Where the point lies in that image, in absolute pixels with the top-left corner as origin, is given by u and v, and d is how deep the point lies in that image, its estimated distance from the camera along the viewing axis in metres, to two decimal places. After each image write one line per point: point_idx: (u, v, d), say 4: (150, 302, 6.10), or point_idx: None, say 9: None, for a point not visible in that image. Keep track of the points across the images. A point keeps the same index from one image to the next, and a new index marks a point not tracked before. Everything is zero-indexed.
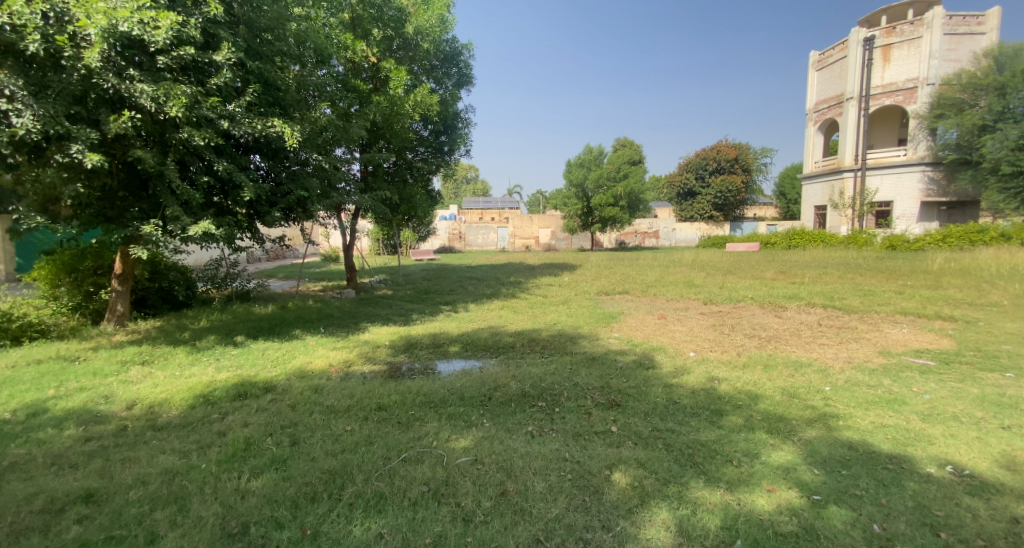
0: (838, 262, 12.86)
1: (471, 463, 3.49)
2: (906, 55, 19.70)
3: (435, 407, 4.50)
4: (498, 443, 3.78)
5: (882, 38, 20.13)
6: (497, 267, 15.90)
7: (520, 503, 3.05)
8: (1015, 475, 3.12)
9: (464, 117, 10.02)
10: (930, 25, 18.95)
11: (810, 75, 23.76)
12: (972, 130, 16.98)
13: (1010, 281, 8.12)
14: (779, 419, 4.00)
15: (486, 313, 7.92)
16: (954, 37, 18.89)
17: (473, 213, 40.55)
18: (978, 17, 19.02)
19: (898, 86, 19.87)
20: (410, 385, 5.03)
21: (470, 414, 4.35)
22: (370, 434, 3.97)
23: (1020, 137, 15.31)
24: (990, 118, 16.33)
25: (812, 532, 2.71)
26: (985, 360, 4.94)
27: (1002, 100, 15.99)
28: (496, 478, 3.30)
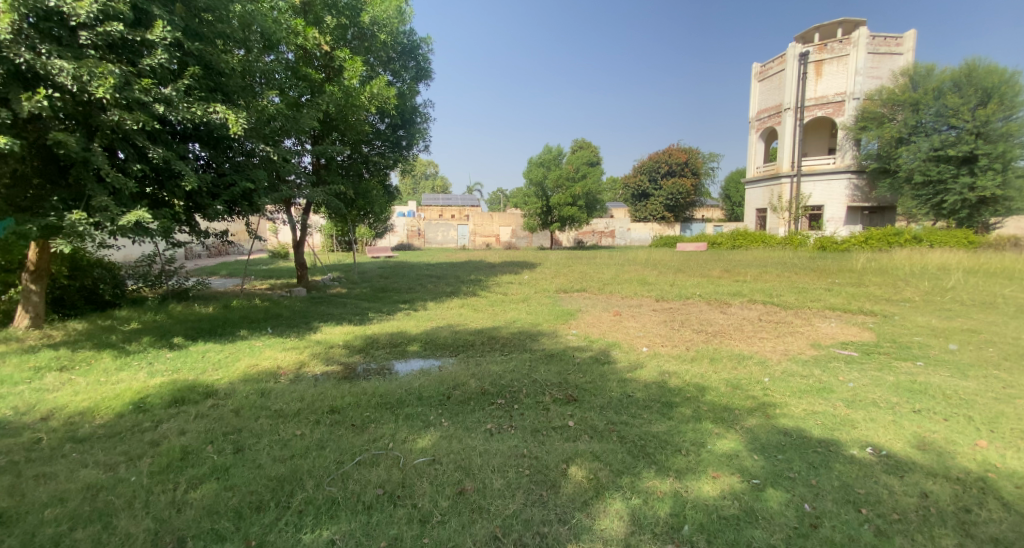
0: (778, 262, 13.84)
1: (428, 464, 3.47)
2: (835, 71, 21.37)
3: (392, 408, 4.43)
4: (457, 442, 3.77)
5: (815, 53, 21.72)
6: (456, 265, 15.82)
7: (478, 501, 3.06)
8: (924, 454, 3.49)
9: (422, 112, 9.88)
10: (857, 44, 20.63)
11: (752, 85, 25.21)
12: (891, 142, 18.73)
13: (921, 279, 9.05)
14: (723, 409, 4.26)
15: (445, 311, 7.86)
16: (877, 56, 20.65)
17: (432, 210, 40.16)
18: (898, 39, 20.88)
19: (829, 99, 21.51)
20: (366, 387, 4.91)
21: (428, 414, 4.31)
22: (321, 438, 3.85)
23: (930, 150, 17.08)
24: (906, 132, 18.06)
25: (751, 514, 2.91)
26: (900, 350, 5.47)
27: (916, 115, 17.61)
28: (454, 477, 3.30)
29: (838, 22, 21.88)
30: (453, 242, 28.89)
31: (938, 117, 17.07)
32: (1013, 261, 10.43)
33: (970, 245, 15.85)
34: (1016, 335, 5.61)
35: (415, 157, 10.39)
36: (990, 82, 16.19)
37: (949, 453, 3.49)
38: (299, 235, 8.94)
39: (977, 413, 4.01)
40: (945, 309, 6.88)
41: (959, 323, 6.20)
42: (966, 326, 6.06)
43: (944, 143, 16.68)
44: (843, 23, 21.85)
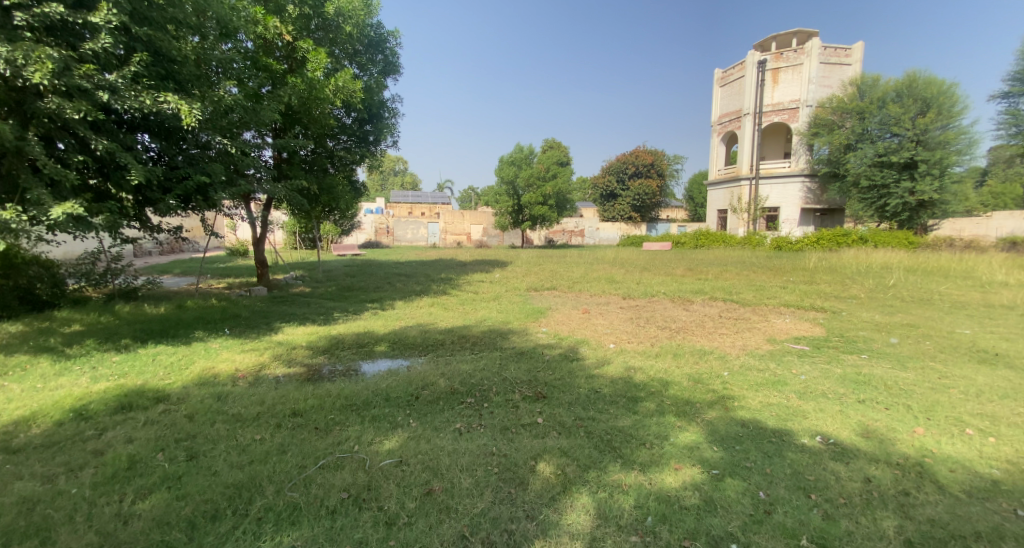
0: (736, 261, 14.45)
1: (394, 465, 3.41)
2: (790, 79, 22.37)
3: (357, 409, 4.33)
4: (425, 443, 3.73)
5: (772, 62, 22.68)
6: (426, 263, 15.68)
7: (446, 501, 3.04)
8: (867, 441, 3.72)
9: (390, 107, 9.70)
10: (810, 54, 21.68)
11: (714, 90, 26.08)
12: (840, 148, 19.91)
13: (866, 277, 9.67)
14: (686, 402, 4.41)
15: (415, 311, 7.75)
16: (828, 66, 21.80)
17: (401, 208, 39.72)
18: (847, 50, 22.11)
19: (784, 105, 22.51)
20: (330, 388, 4.79)
21: (396, 415, 4.24)
22: (282, 442, 3.72)
23: (875, 156, 18.30)
24: (853, 138, 19.24)
25: (711, 503, 3.02)
26: (846, 344, 5.82)
27: (862, 123, 18.75)
28: (421, 478, 3.26)
29: (792, 32, 22.86)
30: (423, 241, 28.48)
31: (882, 125, 18.21)
32: (948, 261, 11.29)
33: (910, 246, 17.10)
34: (950, 329, 6.08)
35: (383, 152, 10.19)
36: (928, 93, 17.36)
37: (890, 439, 3.74)
38: (260, 232, 8.61)
39: (915, 402, 4.31)
40: (887, 306, 7.37)
41: (899, 318, 6.65)
42: (905, 321, 6.52)
43: (888, 150, 17.90)
44: (796, 32, 22.79)
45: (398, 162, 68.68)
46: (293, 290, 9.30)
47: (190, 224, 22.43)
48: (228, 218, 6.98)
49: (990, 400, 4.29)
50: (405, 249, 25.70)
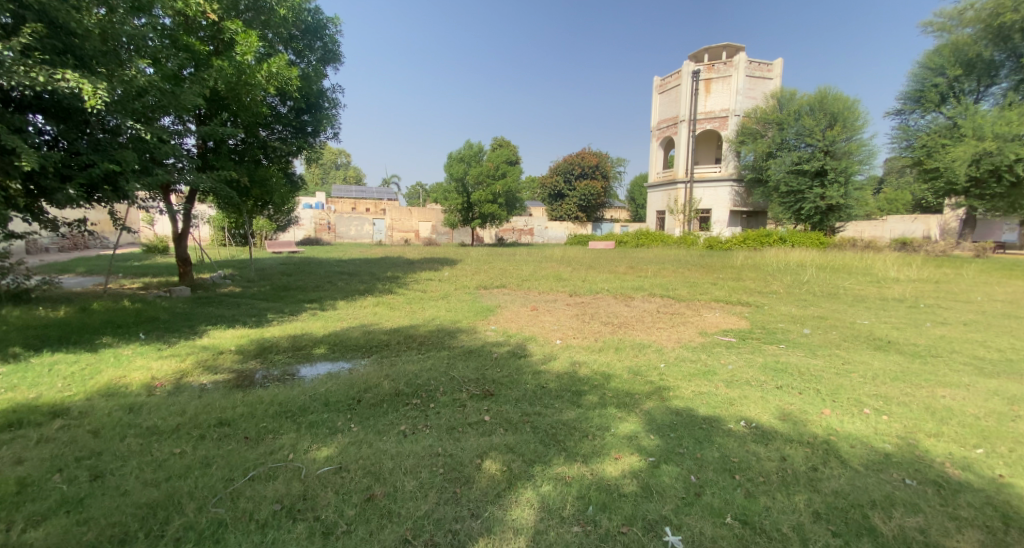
0: (673, 259, 15.30)
1: (334, 472, 3.22)
2: (721, 89, 23.87)
3: (293, 416, 4.07)
4: (367, 447, 3.55)
5: (705, 72, 24.06)
6: (370, 261, 15.17)
7: (388, 505, 2.91)
8: (784, 423, 3.90)
9: (331, 97, 9.32)
10: (737, 67, 23.22)
11: (653, 97, 27.21)
12: (762, 156, 21.73)
13: (785, 274, 10.62)
14: (626, 395, 4.52)
15: (358, 311, 7.45)
16: (752, 79, 23.46)
17: (344, 203, 38.33)
18: (768, 65, 23.75)
19: (716, 114, 23.96)
20: (263, 395, 4.47)
21: (335, 420, 4.02)
22: (206, 454, 3.40)
23: (793, 164, 20.21)
24: (774, 147, 21.07)
25: (647, 489, 3.06)
26: (767, 335, 6.35)
27: (782, 133, 20.62)
28: (362, 483, 3.10)
29: (722, 46, 24.50)
30: (368, 237, 28.37)
31: (798, 136, 20.18)
32: (852, 258, 12.66)
33: (821, 246, 18.98)
34: (852, 320, 6.82)
35: (323, 145, 9.77)
36: (836, 108, 19.36)
37: (802, 421, 3.93)
38: (182, 227, 7.93)
39: (823, 388, 4.63)
40: (801, 300, 8.12)
41: (812, 311, 7.35)
42: (816, 313, 7.22)
43: (802, 159, 19.86)
44: (725, 47, 24.60)
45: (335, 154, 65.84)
46: (221, 290, 8.63)
47: (98, 216, 20.23)
48: (144, 212, 6.34)
49: (884, 383, 4.71)
50: (347, 246, 24.69)
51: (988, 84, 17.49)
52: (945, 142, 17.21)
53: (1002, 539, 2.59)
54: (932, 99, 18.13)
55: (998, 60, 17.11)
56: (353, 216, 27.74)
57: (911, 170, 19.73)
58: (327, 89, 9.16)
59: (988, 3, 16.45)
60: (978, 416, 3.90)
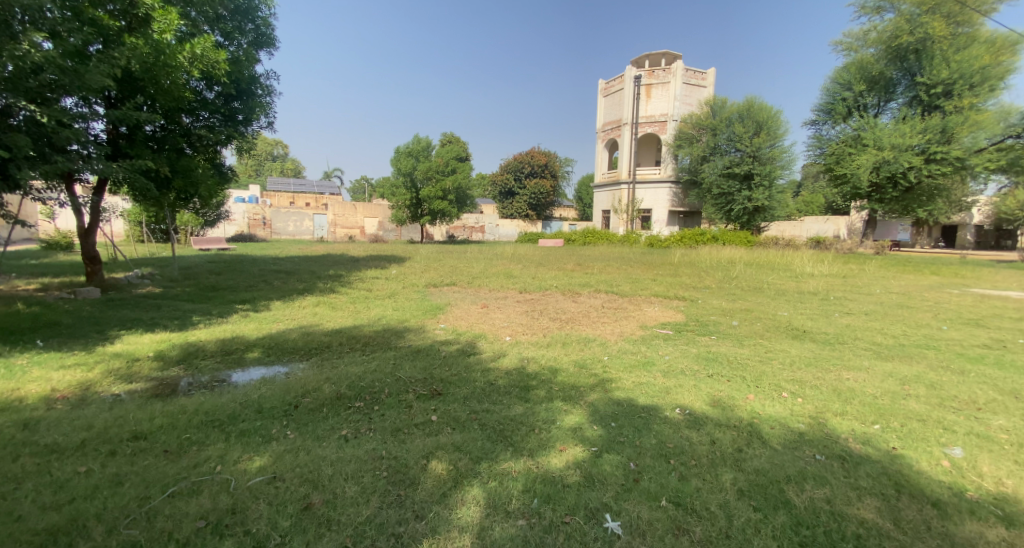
0: (618, 257, 15.86)
1: (267, 483, 2.94)
2: (660, 95, 24.87)
3: (222, 425, 3.69)
4: (304, 454, 3.26)
5: (646, 77, 24.97)
6: (310, 259, 14.50)
7: (327, 513, 2.68)
8: (715, 408, 3.98)
9: (265, 84, 8.84)
10: (675, 74, 24.27)
11: (598, 99, 27.90)
12: (698, 159, 23.09)
13: (719, 270, 11.35)
14: (572, 387, 4.54)
15: (297, 312, 7.08)
16: (689, 87, 24.64)
17: (281, 197, 36.33)
18: (703, 74, 24.97)
19: (655, 118, 24.99)
20: (186, 403, 4.04)
21: (270, 427, 3.69)
22: (117, 472, 3.02)
23: (724, 168, 21.70)
24: (708, 151, 22.45)
25: (591, 478, 3.01)
26: (701, 327, 6.75)
27: (715, 138, 22.02)
28: (298, 492, 2.85)
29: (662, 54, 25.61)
30: (308, 233, 27.14)
31: (728, 141, 21.70)
32: (775, 255, 13.73)
33: (748, 243, 20.40)
34: (774, 312, 7.41)
35: (257, 135, 9.17)
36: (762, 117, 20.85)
37: (731, 406, 4.01)
38: (89, 220, 7.18)
39: (747, 374, 4.77)
40: (731, 294, 8.71)
41: (740, 304, 7.91)
42: (743, 306, 7.78)
43: (732, 163, 21.37)
44: (664, 54, 25.87)
45: (269, 144, 62.23)
46: (137, 290, 7.91)
47: None
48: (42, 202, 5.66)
49: (799, 368, 4.97)
50: (282, 243, 23.43)
51: (886, 98, 19.52)
52: (851, 150, 19.05)
53: (896, 505, 2.67)
54: (840, 111, 20.06)
55: (896, 78, 19.15)
56: (291, 211, 26.46)
57: (823, 176, 21.79)
58: (259, 75, 8.66)
59: (887, 27, 18.45)
60: (876, 395, 4.09)
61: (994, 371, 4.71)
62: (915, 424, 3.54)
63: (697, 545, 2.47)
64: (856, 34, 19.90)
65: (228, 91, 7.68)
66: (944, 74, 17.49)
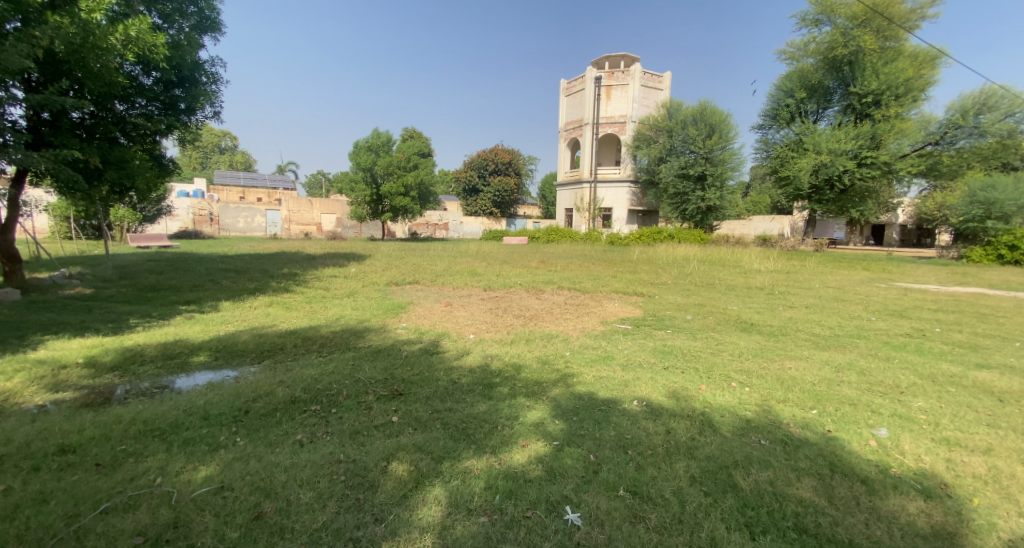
0: (581, 254, 16.14)
1: (213, 493, 2.81)
2: (620, 97, 25.38)
3: (162, 434, 3.45)
4: (255, 461, 3.12)
5: (606, 79, 25.40)
6: (261, 257, 14.03)
7: (280, 522, 2.62)
8: (671, 399, 4.15)
9: (210, 71, 8.52)
10: (634, 76, 24.81)
11: (560, 99, 28.13)
12: (654, 160, 23.72)
13: (675, 267, 11.72)
14: (535, 383, 4.63)
15: (247, 313, 6.89)
16: (647, 89, 25.26)
17: (230, 193, 35.86)
18: (660, 78, 25.67)
19: (615, 119, 25.47)
20: (122, 412, 3.77)
21: (218, 434, 3.48)
22: (41, 489, 2.79)
23: (680, 168, 22.35)
24: (664, 152, 23.10)
25: (552, 473, 3.09)
26: (658, 321, 6.99)
27: (671, 140, 22.68)
28: (248, 501, 2.75)
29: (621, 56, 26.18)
30: (260, 229, 26.86)
31: (684, 142, 22.40)
32: (726, 252, 14.30)
33: (701, 241, 21.16)
34: (725, 306, 7.75)
35: (201, 126, 8.87)
36: (714, 120, 21.67)
37: (685, 396, 4.20)
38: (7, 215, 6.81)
39: (700, 366, 4.99)
40: (686, 289, 9.04)
41: (694, 299, 8.23)
42: (696, 301, 8.10)
43: (687, 164, 22.07)
44: (623, 56, 26.42)
45: (218, 136, 59.59)
46: (64, 293, 7.44)
47: None
48: None
49: (747, 359, 5.25)
50: (231, 240, 22.58)
51: (824, 106, 20.52)
52: (794, 154, 20.00)
53: (830, 483, 2.88)
54: (783, 116, 20.89)
55: (833, 87, 20.18)
56: (241, 207, 26.08)
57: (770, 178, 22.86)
58: (204, 62, 8.35)
59: (825, 39, 19.61)
60: (814, 382, 4.37)
61: (915, 357, 5.12)
62: (848, 408, 3.81)
63: (652, 532, 2.59)
64: (797, 45, 20.82)
65: (168, 77, 7.43)
66: (874, 85, 18.56)
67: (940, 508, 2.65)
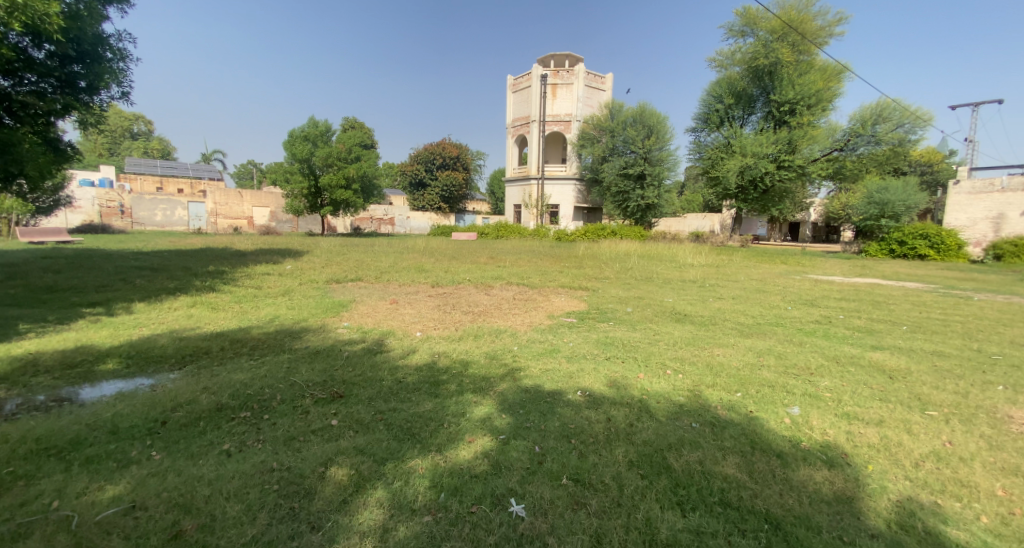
0: (529, 250, 16.35)
1: (123, 514, 2.67)
2: (565, 95, 25.84)
3: (62, 451, 3.20)
4: (174, 475, 2.99)
5: (551, 77, 25.77)
6: (183, 253, 13.21)
7: (203, 539, 2.55)
8: (612, 388, 4.36)
9: (116, 47, 7.85)
10: (578, 76, 25.37)
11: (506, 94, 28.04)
12: (598, 159, 24.41)
13: (617, 262, 12.15)
14: (482, 379, 4.70)
15: (165, 315, 6.49)
16: (590, 90, 25.94)
17: (146, 181, 33.88)
18: (602, 79, 26.45)
19: (561, 117, 25.92)
20: (12, 429, 3.44)
21: (129, 448, 3.28)
22: None
23: (621, 168, 23.07)
24: (607, 152, 23.81)
25: (498, 466, 3.18)
26: (602, 314, 7.25)
27: (613, 140, 23.41)
28: (166, 520, 2.65)
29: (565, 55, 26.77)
30: (181, 223, 25.21)
31: (624, 143, 23.15)
32: (663, 248, 14.94)
33: (642, 237, 21.99)
34: (662, 298, 8.15)
35: (108, 107, 8.27)
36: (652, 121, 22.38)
37: (625, 385, 4.42)
38: None
39: (639, 355, 5.25)
40: (627, 283, 9.40)
41: (635, 292, 8.59)
42: (636, 294, 8.45)
43: (627, 164, 22.81)
44: (567, 55, 26.94)
45: (132, 120, 55.16)
46: None
47: None
48: None
49: (682, 347, 5.58)
50: (151, 235, 21.10)
51: (749, 112, 21.68)
52: (723, 156, 21.15)
53: (750, 459, 3.15)
54: (714, 121, 22.01)
55: (755, 94, 21.38)
56: (157, 199, 24.34)
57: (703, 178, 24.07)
58: (108, 36, 7.68)
59: (749, 49, 20.76)
60: (738, 367, 4.71)
61: (823, 341, 5.62)
62: (767, 390, 4.15)
63: (592, 516, 2.74)
64: (724, 53, 22.02)
65: (64, 51, 6.82)
66: (790, 94, 19.96)
67: (842, 476, 2.97)
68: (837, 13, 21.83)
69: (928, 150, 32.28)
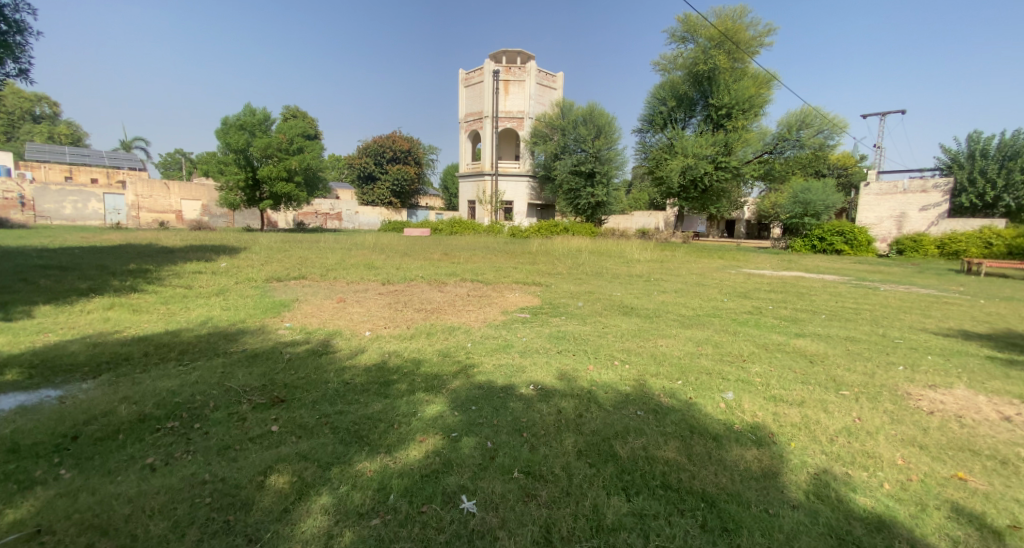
0: (482, 246, 16.38)
1: (26, 540, 2.52)
2: (517, 92, 25.97)
3: None
4: (88, 494, 2.83)
5: (504, 73, 25.79)
6: (98, 250, 12.32)
7: None
8: (562, 381, 4.49)
9: (15, 20, 7.17)
10: (530, 73, 25.58)
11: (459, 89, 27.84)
12: (551, 156, 24.73)
13: (569, 258, 12.40)
14: (434, 377, 4.71)
15: (79, 319, 6.07)
16: (541, 88, 26.29)
17: (52, 169, 31.67)
18: (552, 77, 26.85)
19: (513, 114, 26.04)
20: None
21: (31, 467, 3.07)
22: None
23: (573, 166, 23.49)
24: (558, 150, 24.16)
25: (448, 464, 3.23)
26: (553, 309, 7.41)
27: (564, 139, 23.79)
28: (79, 543, 2.52)
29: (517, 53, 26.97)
30: (97, 216, 23.93)
31: (575, 141, 23.54)
32: (611, 245, 15.33)
33: (592, 234, 22.55)
34: (611, 293, 8.41)
35: (6, 85, 7.52)
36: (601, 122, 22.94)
37: (574, 377, 4.57)
38: None
39: (589, 348, 5.43)
40: (578, 279, 9.63)
41: (586, 287, 8.82)
42: (586, 289, 8.68)
43: (578, 163, 23.22)
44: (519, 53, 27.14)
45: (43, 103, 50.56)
46: None
47: None
48: None
49: (629, 339, 5.80)
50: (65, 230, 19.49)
51: (689, 115, 22.62)
52: (666, 156, 21.95)
53: (689, 443, 3.35)
54: (658, 122, 22.84)
55: (695, 97, 22.27)
56: (66, 189, 22.93)
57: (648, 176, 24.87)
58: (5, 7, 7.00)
59: (690, 55, 21.58)
60: (681, 356, 4.97)
61: (755, 330, 6.01)
62: (705, 377, 4.40)
63: (543, 507, 2.83)
64: (668, 58, 22.82)
65: None
66: (727, 99, 20.99)
67: (768, 454, 3.21)
68: (767, 24, 23.27)
69: (847, 154, 34.94)
